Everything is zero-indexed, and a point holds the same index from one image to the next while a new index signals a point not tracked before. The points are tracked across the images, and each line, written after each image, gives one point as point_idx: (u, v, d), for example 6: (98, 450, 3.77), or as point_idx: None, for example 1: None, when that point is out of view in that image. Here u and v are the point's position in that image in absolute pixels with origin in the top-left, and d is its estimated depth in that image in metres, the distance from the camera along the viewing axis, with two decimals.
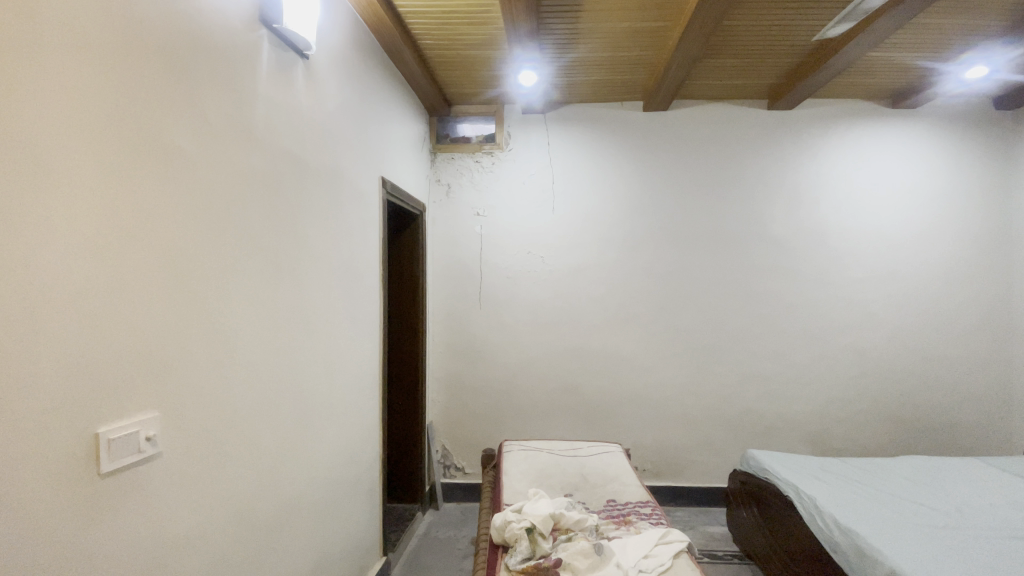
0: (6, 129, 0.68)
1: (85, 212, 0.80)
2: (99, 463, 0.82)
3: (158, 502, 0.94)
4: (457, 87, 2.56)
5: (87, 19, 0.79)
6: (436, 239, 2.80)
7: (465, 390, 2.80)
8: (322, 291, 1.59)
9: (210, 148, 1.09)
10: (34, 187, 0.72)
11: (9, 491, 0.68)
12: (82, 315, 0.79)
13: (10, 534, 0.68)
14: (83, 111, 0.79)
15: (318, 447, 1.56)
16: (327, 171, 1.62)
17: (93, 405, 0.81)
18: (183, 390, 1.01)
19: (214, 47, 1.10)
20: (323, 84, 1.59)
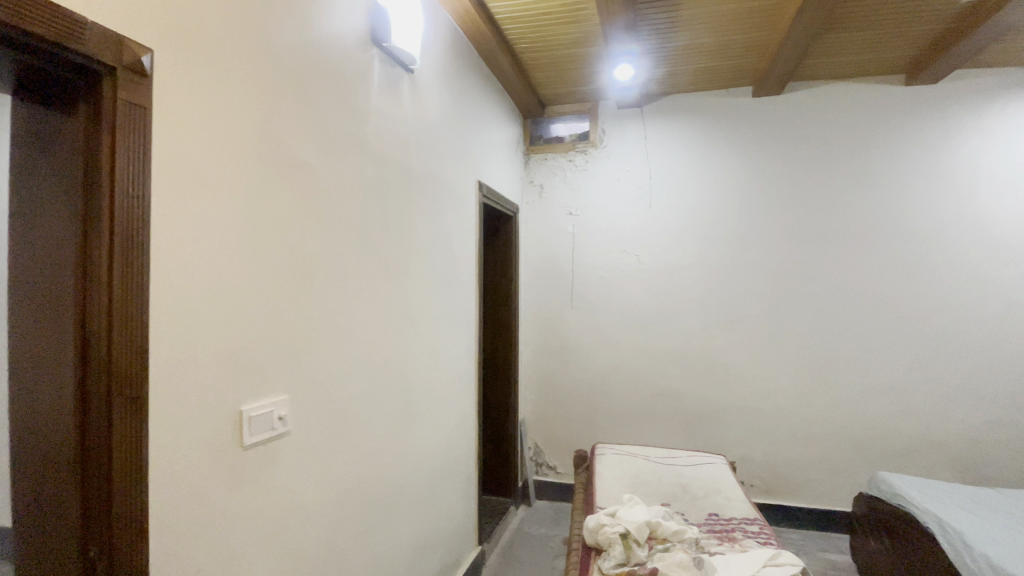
0: (173, 153, 0.82)
1: (229, 218, 0.93)
2: (242, 437, 0.96)
3: (286, 475, 1.07)
4: (551, 88, 2.57)
5: (228, 53, 0.92)
6: (529, 240, 2.84)
7: (558, 390, 2.81)
8: (424, 291, 1.69)
9: (331, 160, 1.21)
10: (194, 202, 0.86)
11: (171, 454, 0.82)
12: (228, 309, 0.92)
13: (168, 489, 0.81)
14: (228, 134, 0.92)
15: (420, 438, 1.67)
16: (429, 177, 1.72)
17: (236, 388, 0.94)
18: (307, 377, 1.13)
19: (333, 69, 1.22)
20: (426, 95, 1.69)
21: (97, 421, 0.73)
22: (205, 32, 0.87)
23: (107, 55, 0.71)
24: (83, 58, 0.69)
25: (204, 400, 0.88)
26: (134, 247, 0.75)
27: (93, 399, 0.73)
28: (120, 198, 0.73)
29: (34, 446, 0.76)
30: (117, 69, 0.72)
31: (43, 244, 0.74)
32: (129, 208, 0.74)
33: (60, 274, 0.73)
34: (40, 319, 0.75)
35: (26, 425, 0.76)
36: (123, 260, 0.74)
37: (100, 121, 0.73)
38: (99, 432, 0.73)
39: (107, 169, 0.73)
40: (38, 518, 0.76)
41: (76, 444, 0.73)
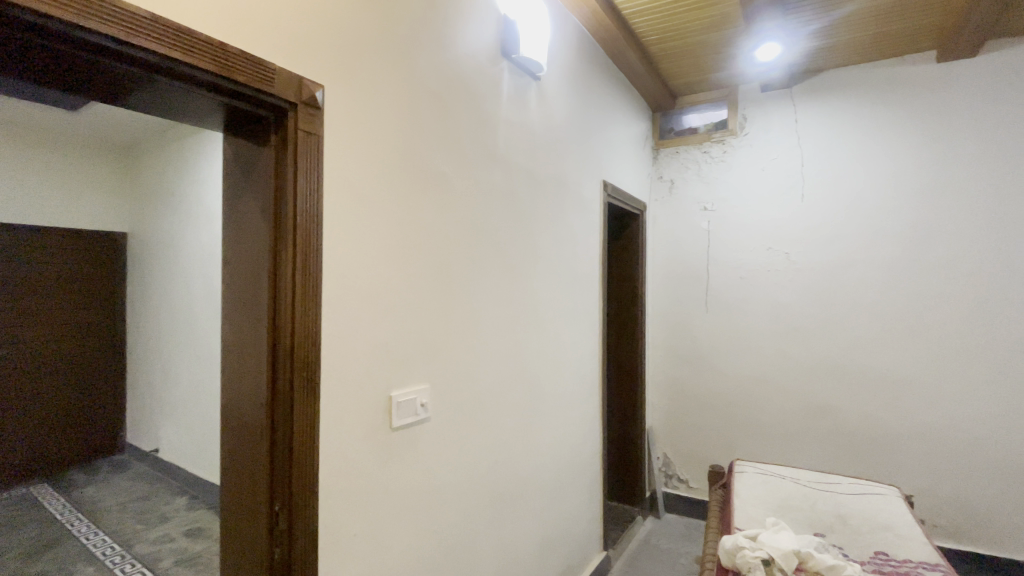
0: (337, 172, 0.96)
1: (380, 225, 1.05)
2: (391, 419, 1.07)
3: (426, 459, 1.17)
4: (683, 78, 2.44)
5: (379, 80, 1.05)
6: (659, 239, 2.73)
7: (690, 398, 2.64)
8: (549, 292, 1.73)
9: (464, 170, 1.30)
10: (353, 213, 0.99)
11: (335, 429, 0.96)
12: (379, 306, 1.05)
13: (333, 459, 0.95)
14: (378, 152, 1.05)
15: (546, 436, 1.70)
16: (555, 180, 1.75)
17: (386, 376, 1.07)
18: (444, 370, 1.23)
19: (467, 84, 1.31)
20: (552, 100, 1.72)
21: (283, 397, 0.88)
22: (362, 65, 1.01)
23: (288, 93, 0.86)
24: (274, 97, 0.85)
25: (361, 385, 1.01)
26: (310, 251, 0.90)
27: (281, 379, 0.88)
28: (300, 210, 0.88)
29: (240, 415, 0.94)
30: (298, 103, 0.87)
31: (247, 253, 0.93)
32: (306, 218, 0.89)
33: (257, 277, 0.90)
34: (245, 311, 0.93)
35: (235, 398, 0.95)
36: (302, 263, 0.88)
37: (285, 147, 0.88)
38: (285, 407, 0.88)
39: (290, 189, 0.88)
40: (242, 474, 0.94)
41: (266, 416, 0.88)
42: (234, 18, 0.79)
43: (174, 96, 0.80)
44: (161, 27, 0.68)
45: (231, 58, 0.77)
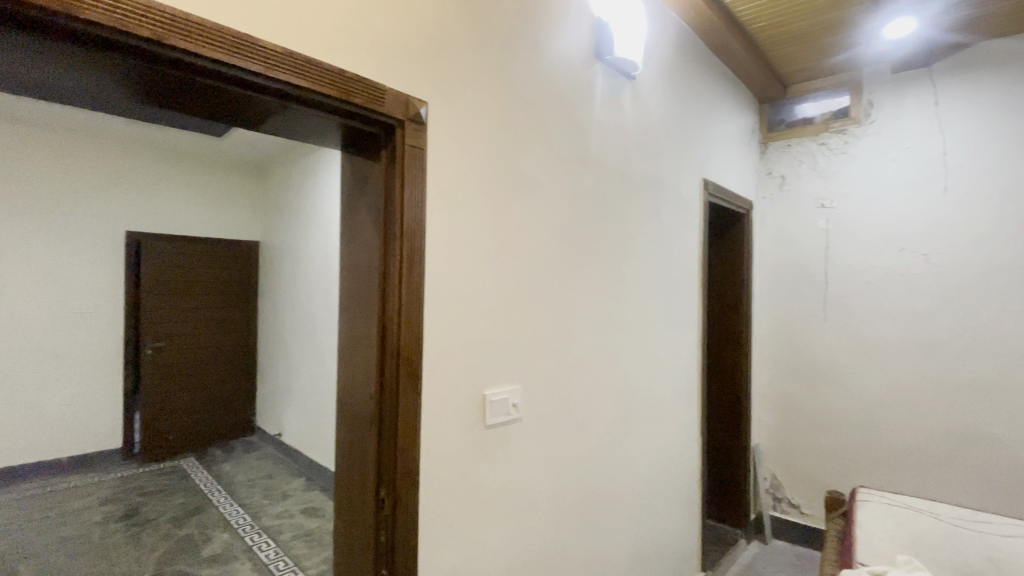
0: (438, 182, 1.03)
1: (476, 231, 1.11)
2: (485, 418, 1.12)
3: (519, 458, 1.21)
4: (796, 64, 2.24)
5: (476, 93, 1.10)
6: (767, 240, 2.53)
7: (802, 414, 2.41)
8: (644, 297, 1.68)
9: (556, 174, 1.32)
10: (452, 219, 1.05)
11: (435, 424, 1.02)
12: (475, 308, 1.10)
13: (433, 452, 1.02)
14: (475, 161, 1.10)
15: (639, 445, 1.66)
16: (650, 181, 1.70)
17: (481, 376, 1.11)
18: (536, 372, 1.26)
19: (560, 90, 1.32)
20: (648, 99, 1.68)
21: (389, 391, 0.95)
22: (460, 79, 1.07)
23: (396, 111, 0.93)
24: (383, 115, 0.93)
25: (458, 383, 1.06)
26: (414, 256, 0.97)
27: (387, 373, 0.96)
28: (405, 218, 0.95)
29: (352, 405, 1.04)
30: (404, 120, 0.95)
31: (361, 259, 1.02)
32: (411, 225, 0.96)
33: (368, 281, 1.00)
34: (358, 311, 1.02)
35: (348, 389, 1.05)
36: (407, 267, 0.95)
37: (393, 161, 0.96)
38: (390, 399, 0.95)
39: (396, 199, 0.95)
40: (353, 459, 1.04)
41: (375, 408, 0.96)
42: (352, 47, 0.88)
43: (303, 121, 0.91)
44: (293, 61, 0.79)
45: (348, 83, 0.86)
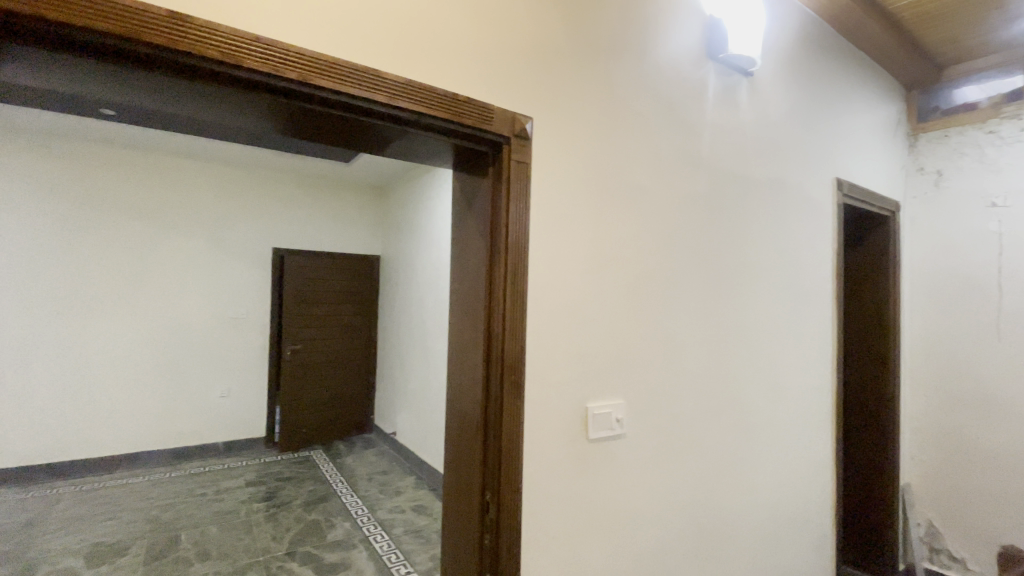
0: (543, 194, 1.05)
1: (580, 241, 1.11)
2: (588, 432, 1.11)
3: (624, 475, 1.17)
4: (955, 41, 1.92)
5: (580, 104, 1.11)
6: (919, 246, 2.19)
7: (971, 452, 2.02)
8: (764, 310, 1.54)
9: (664, 182, 1.27)
10: (556, 230, 1.07)
11: (537, 434, 1.03)
12: (579, 319, 1.10)
13: (535, 462, 1.03)
14: (579, 172, 1.11)
15: (759, 473, 1.51)
16: (772, 184, 1.56)
17: (584, 389, 1.11)
18: (642, 387, 1.21)
19: (668, 95, 1.28)
20: (767, 96, 1.55)
21: (494, 397, 0.98)
22: (564, 93, 1.09)
23: (503, 128, 0.97)
24: (491, 133, 0.97)
25: (560, 393, 1.07)
26: (519, 267, 0.99)
27: (492, 381, 0.99)
28: (511, 230, 0.98)
29: (460, 409, 1.09)
30: (510, 136, 0.99)
31: (469, 271, 1.08)
32: (517, 237, 0.99)
33: (475, 291, 1.04)
34: (467, 319, 1.08)
35: (457, 393, 1.11)
36: (512, 277, 0.98)
37: (500, 176, 1.00)
38: (495, 406, 0.98)
39: (502, 212, 0.99)
40: (460, 461, 1.09)
41: (481, 413, 1.00)
42: (463, 71, 0.94)
43: (420, 143, 0.99)
44: (411, 89, 0.86)
45: (460, 105, 0.92)
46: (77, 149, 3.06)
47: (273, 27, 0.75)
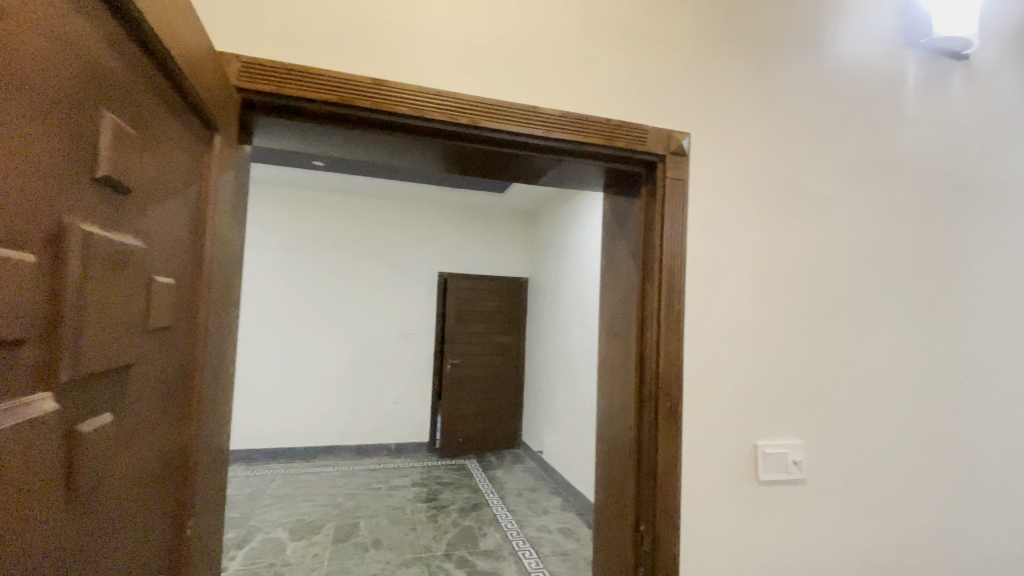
0: (704, 212, 1.00)
1: (746, 262, 1.02)
2: (757, 472, 1.01)
3: (801, 526, 1.03)
4: None
5: (744, 116, 1.04)
6: None
7: None
8: (1004, 342, 1.21)
9: (852, 191, 1.10)
10: (720, 250, 1.00)
11: (698, 468, 0.97)
12: (746, 347, 1.02)
13: (695, 498, 0.97)
14: (745, 187, 1.03)
15: (997, 551, 1.18)
16: (1007, 184, 1.24)
17: (753, 425, 1.01)
18: (826, 428, 1.06)
19: (854, 93, 1.12)
20: (991, 79, 1.26)
21: (648, 425, 0.95)
22: (726, 105, 1.03)
23: (659, 148, 0.96)
24: (646, 153, 0.96)
25: (723, 426, 1.00)
26: (675, 290, 0.95)
27: (646, 408, 0.96)
28: (666, 252, 0.95)
29: (614, 433, 1.08)
30: (665, 155, 0.96)
31: (623, 294, 1.07)
32: (672, 259, 0.95)
33: (629, 315, 1.03)
34: (620, 342, 1.07)
35: (611, 417, 1.10)
36: (667, 301, 0.95)
37: (654, 196, 0.98)
38: (649, 434, 0.94)
39: (657, 233, 0.96)
40: (614, 486, 1.07)
41: (634, 440, 0.97)
42: (616, 96, 0.96)
43: (574, 169, 1.03)
44: (565, 119, 0.90)
45: (613, 129, 0.93)
46: (297, 196, 3.84)
47: (443, 79, 0.87)
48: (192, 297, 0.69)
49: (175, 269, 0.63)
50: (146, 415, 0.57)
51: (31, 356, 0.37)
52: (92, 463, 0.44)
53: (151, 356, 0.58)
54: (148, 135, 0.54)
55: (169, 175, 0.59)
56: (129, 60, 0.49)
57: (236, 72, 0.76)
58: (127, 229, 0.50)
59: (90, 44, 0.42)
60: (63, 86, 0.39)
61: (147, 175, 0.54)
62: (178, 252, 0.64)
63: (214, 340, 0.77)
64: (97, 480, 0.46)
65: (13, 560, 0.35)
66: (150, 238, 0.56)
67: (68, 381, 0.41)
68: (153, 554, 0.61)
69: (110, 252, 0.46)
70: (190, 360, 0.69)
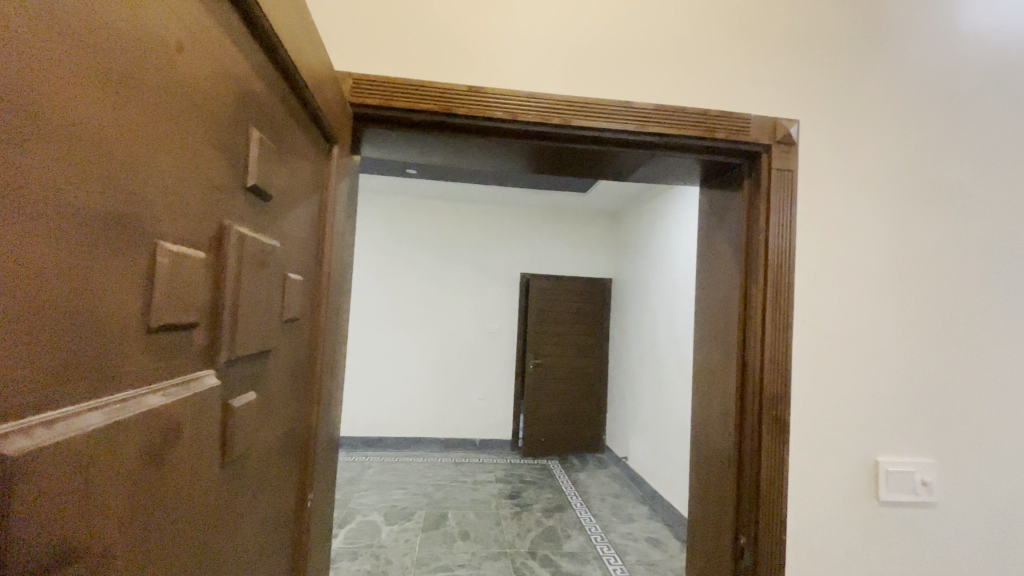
0: (815, 205, 0.92)
1: (862, 258, 0.93)
2: (878, 491, 0.92)
3: (932, 555, 0.92)
4: None
5: (860, 101, 0.95)
6: None
7: None
8: None
9: (995, 178, 0.97)
10: (833, 246, 0.93)
11: (808, 482, 0.90)
12: (864, 352, 0.93)
13: (805, 514, 0.90)
14: (863, 177, 0.94)
15: None
16: None
17: (873, 438, 0.92)
18: (963, 445, 0.94)
19: (996, 66, 0.99)
20: None
21: (750, 432, 0.89)
22: (839, 90, 0.95)
23: (763, 137, 0.90)
24: (748, 144, 0.91)
25: (838, 437, 0.91)
26: (782, 290, 0.89)
27: (747, 414, 0.90)
28: (772, 249, 0.89)
29: (711, 441, 1.03)
30: (771, 145, 0.90)
31: (722, 294, 1.02)
32: (779, 256, 0.89)
33: (729, 315, 0.98)
34: (719, 345, 1.02)
35: (709, 423, 1.05)
36: (773, 301, 0.89)
37: (758, 188, 0.92)
38: (752, 443, 0.89)
39: (762, 228, 0.90)
40: (711, 496, 1.02)
41: (734, 448, 0.92)
42: (715, 86, 0.92)
43: (668, 164, 1.00)
44: (661, 113, 0.88)
45: (712, 120, 0.89)
46: (392, 202, 4.11)
47: (537, 81, 0.88)
48: (316, 293, 0.77)
49: (303, 267, 0.71)
50: (281, 396, 0.65)
51: (201, 339, 0.44)
52: (241, 434, 0.51)
53: (285, 345, 0.65)
54: (283, 148, 0.61)
55: (299, 183, 0.67)
56: (269, 83, 0.56)
57: (350, 88, 0.83)
58: (268, 231, 0.58)
59: (242, 70, 0.49)
60: (224, 108, 0.46)
61: (283, 184, 0.61)
62: (305, 252, 0.71)
63: (331, 333, 0.85)
64: (244, 449, 0.53)
65: (189, 507, 0.42)
66: (285, 239, 0.63)
67: (225, 361, 0.48)
68: (282, 518, 0.69)
69: (258, 250, 0.53)
70: (312, 349, 0.77)
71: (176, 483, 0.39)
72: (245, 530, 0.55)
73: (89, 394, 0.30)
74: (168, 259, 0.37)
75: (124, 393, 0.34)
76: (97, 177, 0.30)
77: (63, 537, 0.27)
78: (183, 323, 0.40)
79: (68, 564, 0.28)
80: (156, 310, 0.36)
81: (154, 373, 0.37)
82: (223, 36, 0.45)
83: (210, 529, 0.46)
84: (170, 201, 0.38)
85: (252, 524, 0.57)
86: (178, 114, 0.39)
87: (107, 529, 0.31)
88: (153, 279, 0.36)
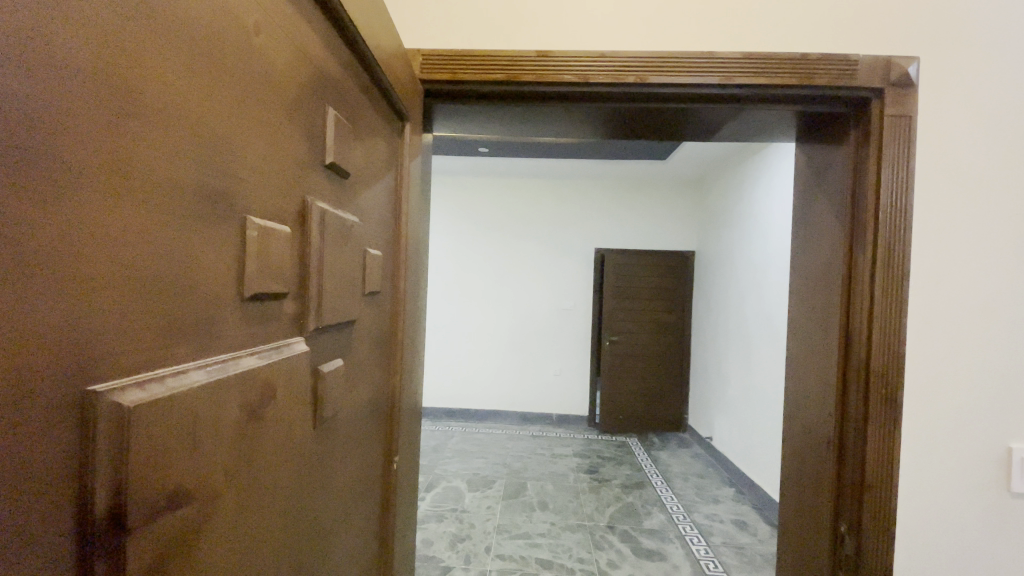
0: (938, 154, 0.80)
1: (994, 214, 0.80)
2: (1010, 481, 0.80)
3: None
4: None
5: (1000, 24, 0.80)
6: None
7: None
8: None
9: None
10: (960, 198, 0.80)
11: (922, 466, 0.80)
12: (999, 320, 0.80)
13: (917, 499, 0.80)
14: (999, 115, 0.80)
15: None
16: None
17: (1006, 421, 0.80)
18: None
19: None
20: None
21: (854, 409, 0.81)
22: (972, 14, 0.80)
23: (874, 79, 0.78)
24: (856, 89, 0.80)
25: (960, 419, 0.80)
26: (896, 255, 0.78)
27: (851, 390, 0.82)
28: (884, 209, 0.78)
29: (809, 418, 0.95)
30: (884, 88, 0.79)
31: (823, 261, 0.92)
32: (893, 217, 0.78)
33: (831, 284, 0.89)
34: (820, 319, 0.92)
35: (806, 401, 0.97)
36: (884, 270, 0.78)
37: (867, 139, 0.81)
38: (856, 426, 0.81)
39: (872, 182, 0.80)
40: (809, 480, 0.95)
41: (834, 431, 0.85)
42: (815, 24, 0.81)
43: (758, 116, 0.91)
44: (748, 61, 0.79)
45: (811, 64, 0.79)
46: (466, 181, 4.18)
47: (608, 39, 0.83)
48: (395, 268, 0.80)
49: (382, 242, 0.73)
50: (367, 362, 0.69)
51: (290, 309, 0.47)
52: (331, 399, 0.55)
53: (368, 316, 0.68)
54: (359, 127, 0.63)
55: (375, 161, 0.69)
56: (342, 61, 0.57)
57: (420, 64, 0.84)
58: (347, 206, 0.60)
59: (316, 50, 0.50)
60: (300, 87, 0.47)
61: (360, 162, 0.63)
62: (383, 229, 0.74)
63: (412, 307, 0.88)
64: (334, 411, 0.57)
65: (286, 462, 0.45)
66: (363, 216, 0.65)
67: (314, 329, 0.51)
68: (372, 474, 0.73)
69: (339, 227, 0.55)
70: (394, 319, 0.80)
71: (272, 441, 0.43)
72: (337, 489, 0.60)
73: (188, 356, 0.33)
74: (256, 232, 0.40)
75: (219, 355, 0.37)
76: (181, 155, 0.32)
77: (174, 483, 0.31)
78: (272, 293, 0.43)
79: (181, 503, 0.31)
80: (245, 279, 0.39)
81: (248, 337, 0.40)
82: (297, 17, 0.46)
83: (305, 485, 0.50)
84: (258, 179, 0.41)
85: (344, 485, 0.62)
86: (258, 93, 0.41)
87: (211, 479, 0.34)
88: (246, 251, 0.39)
